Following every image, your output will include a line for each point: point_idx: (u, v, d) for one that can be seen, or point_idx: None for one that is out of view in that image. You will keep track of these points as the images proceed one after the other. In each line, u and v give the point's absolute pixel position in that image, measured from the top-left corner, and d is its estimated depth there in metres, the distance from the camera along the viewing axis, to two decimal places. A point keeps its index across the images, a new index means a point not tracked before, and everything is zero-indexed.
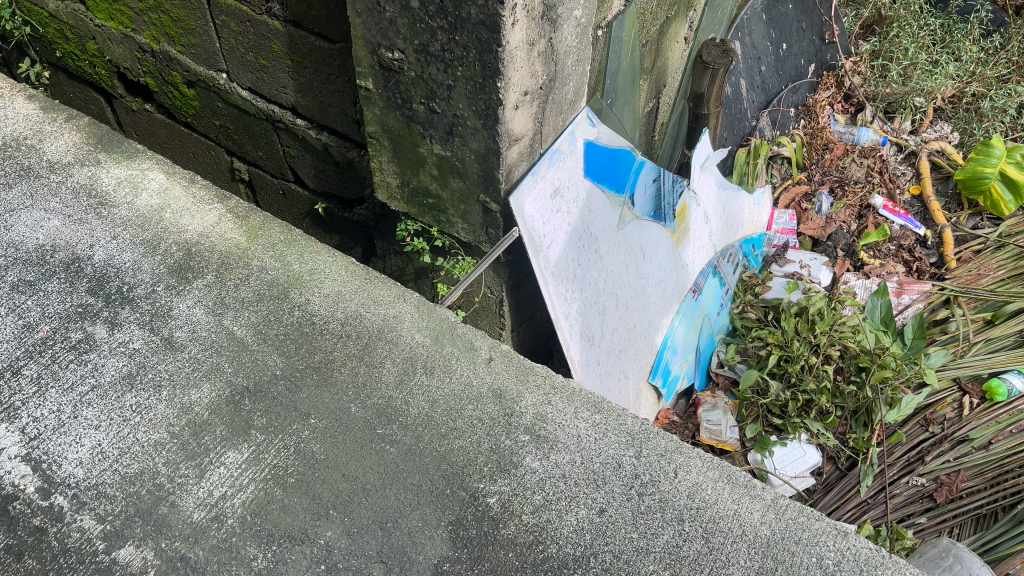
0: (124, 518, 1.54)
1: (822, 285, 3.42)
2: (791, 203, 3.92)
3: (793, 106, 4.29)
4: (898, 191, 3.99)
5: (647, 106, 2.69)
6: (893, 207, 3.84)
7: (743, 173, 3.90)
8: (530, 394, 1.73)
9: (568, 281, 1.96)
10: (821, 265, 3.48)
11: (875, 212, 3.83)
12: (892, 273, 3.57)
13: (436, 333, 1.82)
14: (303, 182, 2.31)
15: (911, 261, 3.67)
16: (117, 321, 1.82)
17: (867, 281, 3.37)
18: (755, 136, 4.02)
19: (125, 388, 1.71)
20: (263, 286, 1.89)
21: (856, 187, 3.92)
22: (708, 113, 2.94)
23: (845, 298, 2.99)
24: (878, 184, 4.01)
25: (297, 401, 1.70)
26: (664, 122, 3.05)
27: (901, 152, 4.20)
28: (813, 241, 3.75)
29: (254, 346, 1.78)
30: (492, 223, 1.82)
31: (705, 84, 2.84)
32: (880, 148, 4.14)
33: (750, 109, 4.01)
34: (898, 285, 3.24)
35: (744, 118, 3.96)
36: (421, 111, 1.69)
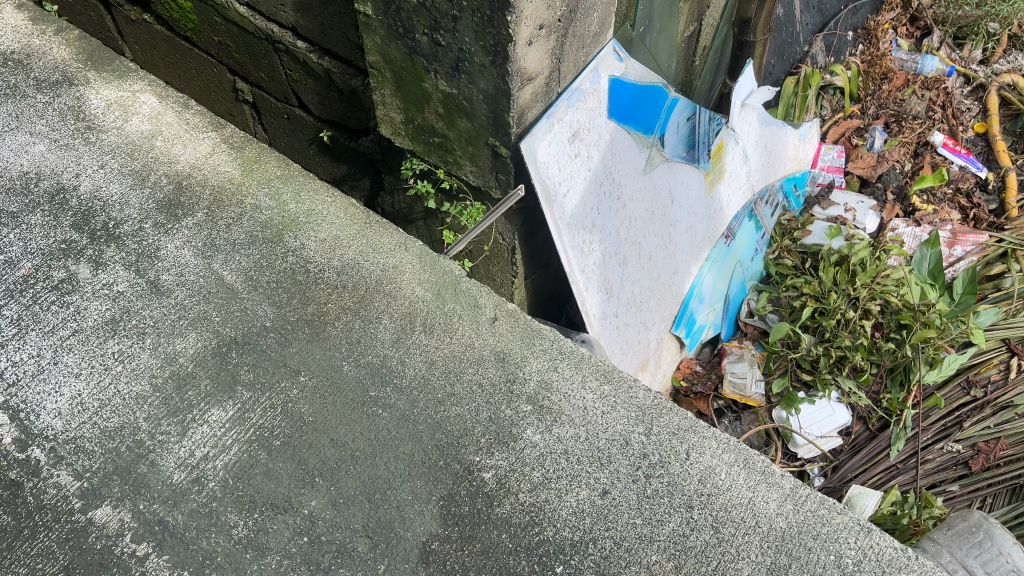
0: (102, 476, 1.47)
1: (867, 232, 3.19)
2: (841, 138, 3.64)
3: (851, 30, 3.99)
4: (960, 128, 3.71)
5: (689, 31, 2.45)
6: (954, 146, 3.58)
7: (789, 104, 3.60)
8: (536, 359, 1.59)
9: (584, 232, 1.82)
10: (867, 210, 3.24)
11: (933, 151, 3.59)
12: (945, 221, 3.28)
13: (438, 288, 1.68)
14: (308, 108, 2.14)
15: (966, 208, 3.40)
16: (102, 260, 1.71)
17: (916, 226, 3.14)
18: (804, 60, 3.72)
19: (107, 334, 1.62)
20: (256, 227, 1.76)
21: (914, 123, 3.66)
22: (754, 39, 2.69)
23: (890, 247, 2.79)
24: (939, 120, 3.74)
25: (286, 356, 1.59)
26: (706, 47, 2.80)
27: (968, 85, 3.92)
28: (861, 182, 3.48)
29: (244, 295, 1.67)
30: (503, 169, 1.65)
31: (753, 7, 2.58)
32: (944, 79, 3.85)
33: (803, 32, 3.71)
34: (951, 235, 3.08)
35: (794, 40, 3.66)
36: (424, 43, 1.51)
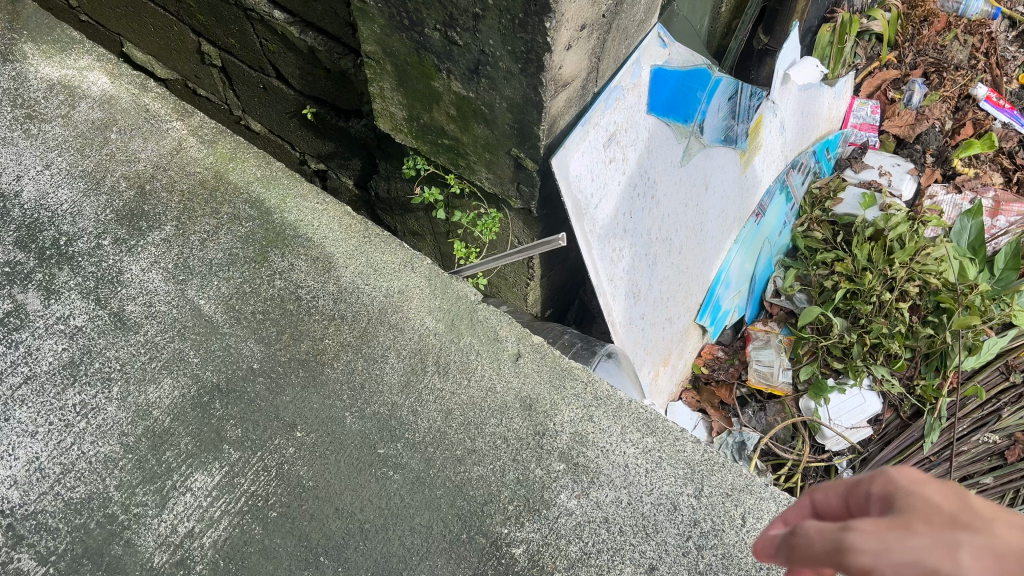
0: (70, 560, 1.25)
1: (903, 199, 2.97)
2: (876, 91, 3.41)
3: None
4: (1004, 79, 3.50)
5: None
6: (997, 100, 3.37)
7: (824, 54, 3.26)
8: (568, 406, 1.39)
9: (615, 241, 1.59)
10: (904, 174, 3.02)
11: (975, 105, 3.39)
12: (988, 186, 3.10)
13: (451, 318, 1.47)
14: (287, 81, 1.85)
15: (1010, 170, 3.21)
16: (54, 287, 1.45)
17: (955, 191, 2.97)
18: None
19: (66, 381, 1.38)
20: (236, 244, 1.51)
21: (955, 74, 3.48)
22: None
23: (929, 218, 2.78)
24: (983, 70, 3.53)
25: (279, 406, 1.38)
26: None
27: (1014, 29, 3.70)
28: (897, 142, 3.27)
29: (226, 329, 1.43)
30: (526, 180, 1.42)
31: None
32: (989, 23, 3.65)
33: None
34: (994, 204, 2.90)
35: None
36: (435, 39, 1.24)
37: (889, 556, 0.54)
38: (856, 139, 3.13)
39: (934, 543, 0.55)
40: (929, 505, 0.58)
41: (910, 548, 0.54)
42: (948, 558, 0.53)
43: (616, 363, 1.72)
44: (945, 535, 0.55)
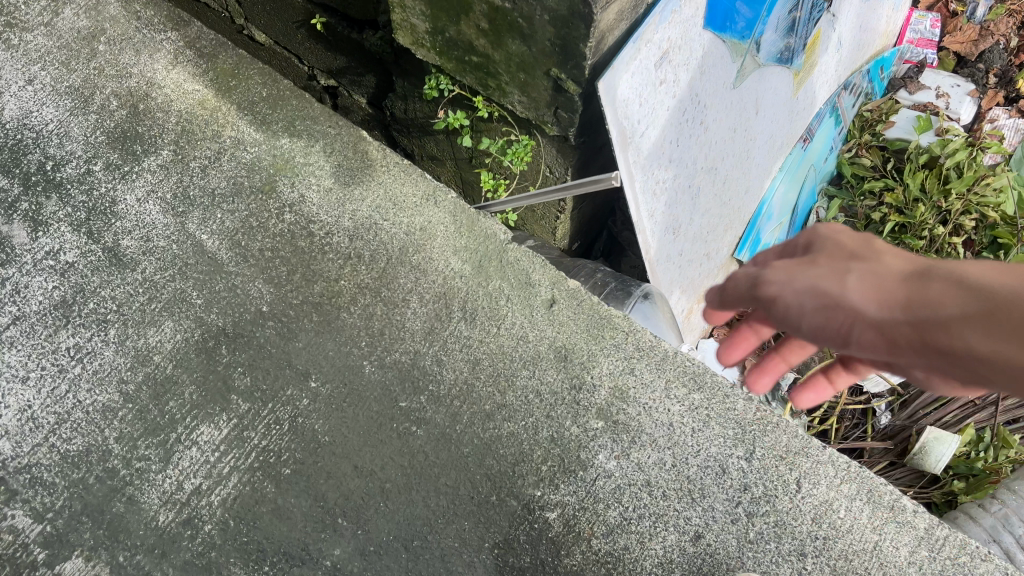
0: (68, 518, 1.16)
1: (962, 124, 2.79)
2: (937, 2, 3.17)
3: None
4: None
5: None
6: None
7: None
8: (607, 359, 1.27)
9: (660, 173, 1.44)
10: (964, 97, 2.84)
11: None
12: None
13: (478, 258, 1.34)
14: None
15: None
16: (41, 217, 1.32)
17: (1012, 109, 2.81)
18: None
19: (58, 323, 1.26)
20: (241, 172, 1.36)
21: None
22: None
23: (988, 145, 2.68)
24: None
25: (291, 353, 1.26)
26: None
27: None
28: (957, 61, 3.08)
29: (231, 267, 1.30)
30: (566, 105, 1.27)
31: None
32: None
33: None
34: None
35: None
36: None
37: (793, 285, 0.84)
38: (911, 58, 2.90)
39: (830, 271, 0.81)
40: (845, 257, 0.82)
41: (811, 280, 0.82)
42: (838, 282, 0.79)
43: (651, 304, 1.60)
44: (841, 268, 0.80)
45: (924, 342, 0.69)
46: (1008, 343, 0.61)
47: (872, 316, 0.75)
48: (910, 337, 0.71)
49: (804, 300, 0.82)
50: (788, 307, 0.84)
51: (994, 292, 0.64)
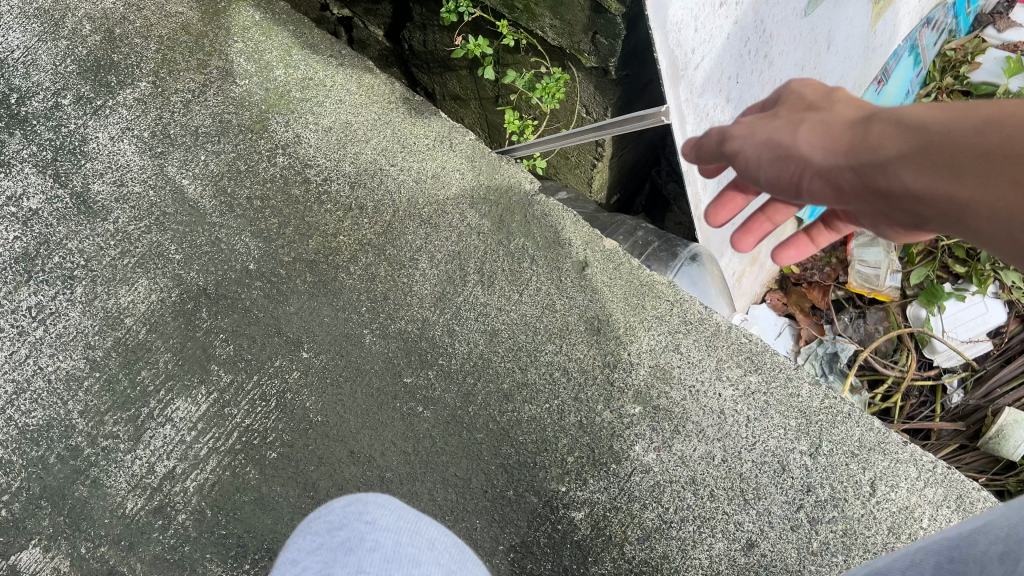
0: (25, 502, 1.01)
1: None
2: None
3: None
4: None
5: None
6: None
7: None
8: (647, 333, 1.08)
9: (715, 114, 1.24)
10: None
11: None
12: None
13: (500, 213, 1.16)
14: None
15: None
16: (3, 158, 1.15)
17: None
18: None
19: (19, 279, 1.10)
20: (229, 107, 1.18)
21: None
22: None
23: None
24: None
25: (281, 319, 1.09)
26: None
27: None
28: None
29: (215, 218, 1.13)
30: (605, 29, 1.07)
31: None
32: None
33: None
34: None
35: None
36: None
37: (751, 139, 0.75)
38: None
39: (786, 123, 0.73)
40: (803, 108, 0.74)
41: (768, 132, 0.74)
42: (792, 131, 0.71)
43: (699, 268, 1.41)
44: (794, 117, 0.72)
45: (865, 186, 0.62)
46: (946, 178, 0.54)
47: (820, 162, 0.67)
48: (854, 182, 0.63)
49: (762, 154, 0.73)
50: (748, 163, 0.75)
51: (933, 131, 0.57)
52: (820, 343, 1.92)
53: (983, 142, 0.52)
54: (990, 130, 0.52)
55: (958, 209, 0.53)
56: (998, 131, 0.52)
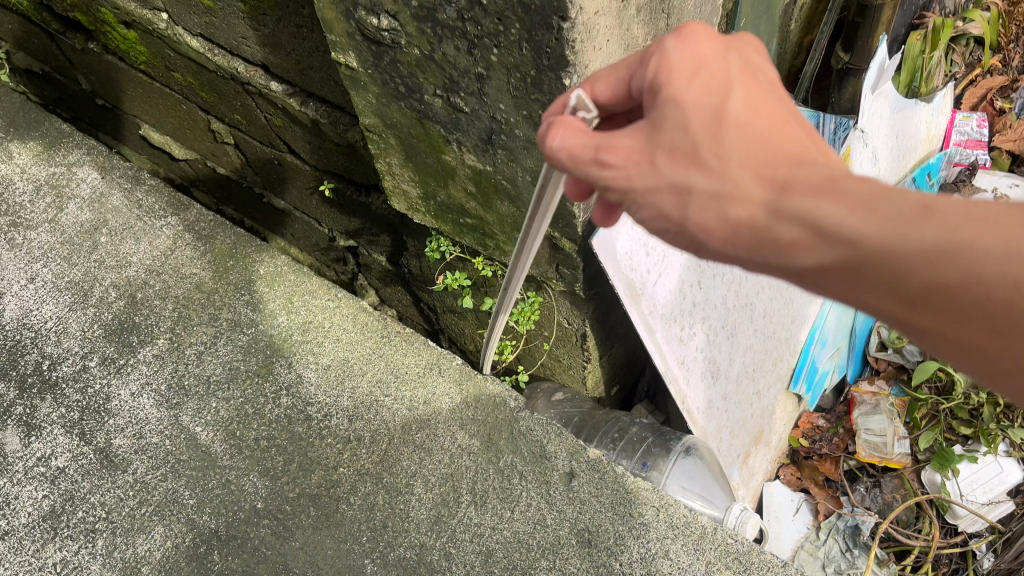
0: None
1: None
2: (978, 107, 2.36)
3: None
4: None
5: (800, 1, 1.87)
6: None
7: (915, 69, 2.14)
8: (636, 541, 1.12)
9: (683, 318, 1.34)
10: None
11: None
12: None
13: (488, 432, 1.23)
14: (300, 155, 1.67)
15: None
16: (35, 421, 1.25)
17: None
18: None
19: (46, 536, 1.16)
20: (238, 356, 1.30)
21: None
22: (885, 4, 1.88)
23: None
24: None
25: (287, 554, 1.14)
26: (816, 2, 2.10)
27: None
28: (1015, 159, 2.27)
29: (226, 461, 1.22)
30: (566, 262, 1.22)
31: None
32: None
33: None
34: None
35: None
36: (438, 107, 1.02)
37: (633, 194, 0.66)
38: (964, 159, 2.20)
39: (666, 184, 0.64)
40: (673, 142, 0.64)
41: (646, 194, 0.65)
42: (676, 202, 0.63)
43: (695, 461, 1.43)
44: (676, 175, 0.63)
45: (792, 279, 0.60)
46: (913, 308, 0.55)
47: (725, 248, 0.62)
48: (777, 272, 0.60)
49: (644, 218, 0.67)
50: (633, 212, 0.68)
51: (891, 258, 0.54)
52: (840, 517, 1.85)
53: (971, 301, 0.52)
54: (979, 285, 0.51)
55: (937, 336, 0.55)
56: (996, 281, 0.51)
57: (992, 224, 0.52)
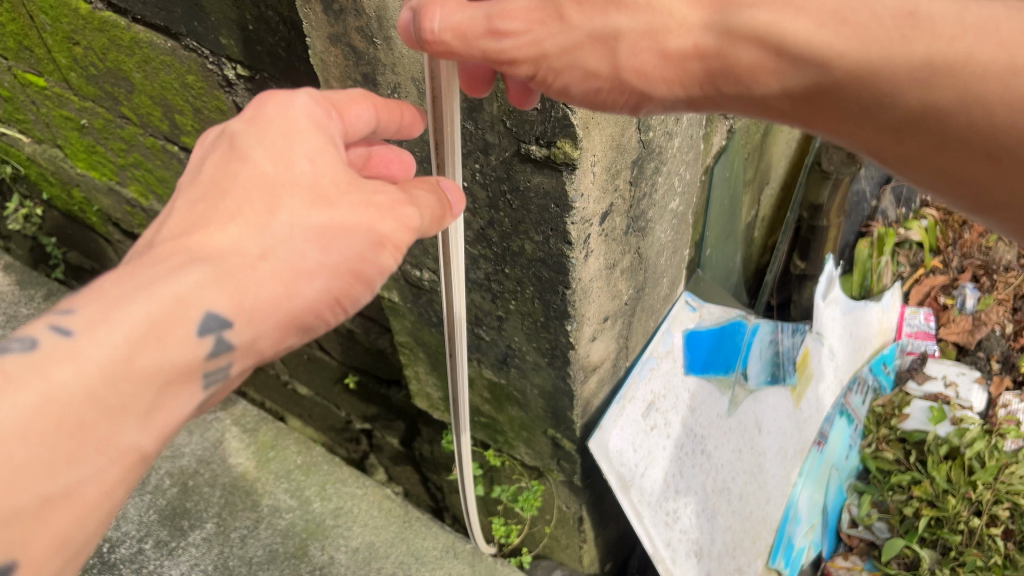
0: None
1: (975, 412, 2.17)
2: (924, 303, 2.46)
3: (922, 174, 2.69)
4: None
5: (760, 219, 2.18)
6: None
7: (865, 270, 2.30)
8: None
9: (669, 504, 1.48)
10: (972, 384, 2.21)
11: None
12: None
13: None
14: (329, 352, 1.90)
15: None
16: None
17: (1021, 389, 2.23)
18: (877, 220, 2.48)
19: None
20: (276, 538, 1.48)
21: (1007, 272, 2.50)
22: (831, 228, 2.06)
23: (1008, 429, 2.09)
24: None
25: None
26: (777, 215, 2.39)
27: None
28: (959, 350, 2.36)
29: None
30: (566, 457, 1.44)
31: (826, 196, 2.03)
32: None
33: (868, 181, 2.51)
34: None
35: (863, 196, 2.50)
36: (464, 334, 1.27)
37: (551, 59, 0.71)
38: (915, 347, 2.18)
39: (593, 42, 0.70)
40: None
41: (571, 52, 0.71)
42: (608, 52, 0.70)
43: None
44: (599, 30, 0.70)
45: (759, 105, 0.73)
46: (895, 133, 0.70)
47: (669, 88, 0.72)
48: (739, 97, 0.73)
49: (572, 80, 0.72)
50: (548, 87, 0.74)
51: (866, 87, 0.67)
52: None
53: (953, 125, 0.67)
54: (957, 107, 0.66)
55: (902, 154, 0.71)
56: (981, 102, 0.66)
57: (969, 39, 0.66)
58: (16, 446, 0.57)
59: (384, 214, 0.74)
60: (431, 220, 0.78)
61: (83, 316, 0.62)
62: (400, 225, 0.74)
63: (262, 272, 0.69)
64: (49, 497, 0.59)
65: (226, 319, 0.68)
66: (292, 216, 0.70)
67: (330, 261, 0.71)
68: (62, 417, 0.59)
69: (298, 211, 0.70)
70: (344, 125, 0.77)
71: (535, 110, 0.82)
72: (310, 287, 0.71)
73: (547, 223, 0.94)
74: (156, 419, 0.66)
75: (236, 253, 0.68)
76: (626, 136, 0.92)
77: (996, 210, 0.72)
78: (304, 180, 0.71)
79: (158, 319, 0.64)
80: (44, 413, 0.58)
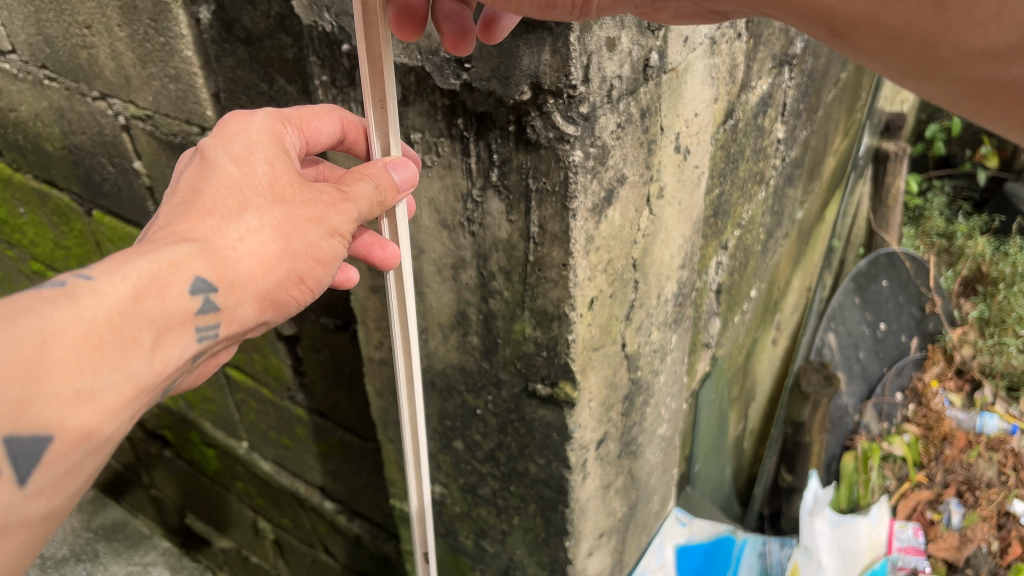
0: None
1: None
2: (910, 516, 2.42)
3: (902, 390, 2.81)
4: None
5: (748, 433, 2.30)
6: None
7: (852, 482, 2.34)
8: None
9: None
10: None
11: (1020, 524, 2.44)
12: None
13: None
14: (334, 556, 1.95)
15: None
16: None
17: None
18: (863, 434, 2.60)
19: None
20: None
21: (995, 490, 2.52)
22: (814, 443, 2.18)
23: None
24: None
25: None
26: (766, 428, 2.51)
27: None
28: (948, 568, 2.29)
29: None
30: None
31: (808, 412, 2.18)
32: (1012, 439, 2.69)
33: (853, 398, 2.65)
34: None
35: (848, 412, 2.62)
36: (468, 544, 1.36)
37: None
38: (906, 562, 2.16)
39: None
40: None
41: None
42: None
43: None
44: None
45: None
46: None
47: None
48: None
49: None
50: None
51: None
52: None
53: None
54: None
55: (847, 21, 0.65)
56: None
57: None
58: (43, 350, 0.59)
59: (332, 208, 0.75)
60: (375, 207, 0.76)
61: (97, 267, 0.66)
62: (344, 220, 0.76)
63: (242, 253, 0.72)
64: (73, 397, 0.61)
65: (213, 286, 0.70)
66: (256, 215, 0.73)
67: (292, 249, 0.74)
68: (77, 339, 0.61)
69: (261, 208, 0.73)
70: (301, 135, 0.80)
71: (542, 358, 0.98)
72: (278, 269, 0.74)
73: (549, 449, 1.07)
74: (162, 353, 0.68)
75: (213, 236, 0.72)
76: (617, 375, 1.07)
77: (942, 74, 0.63)
78: (263, 179, 0.74)
79: (159, 276, 0.67)
80: (64, 332, 0.61)
